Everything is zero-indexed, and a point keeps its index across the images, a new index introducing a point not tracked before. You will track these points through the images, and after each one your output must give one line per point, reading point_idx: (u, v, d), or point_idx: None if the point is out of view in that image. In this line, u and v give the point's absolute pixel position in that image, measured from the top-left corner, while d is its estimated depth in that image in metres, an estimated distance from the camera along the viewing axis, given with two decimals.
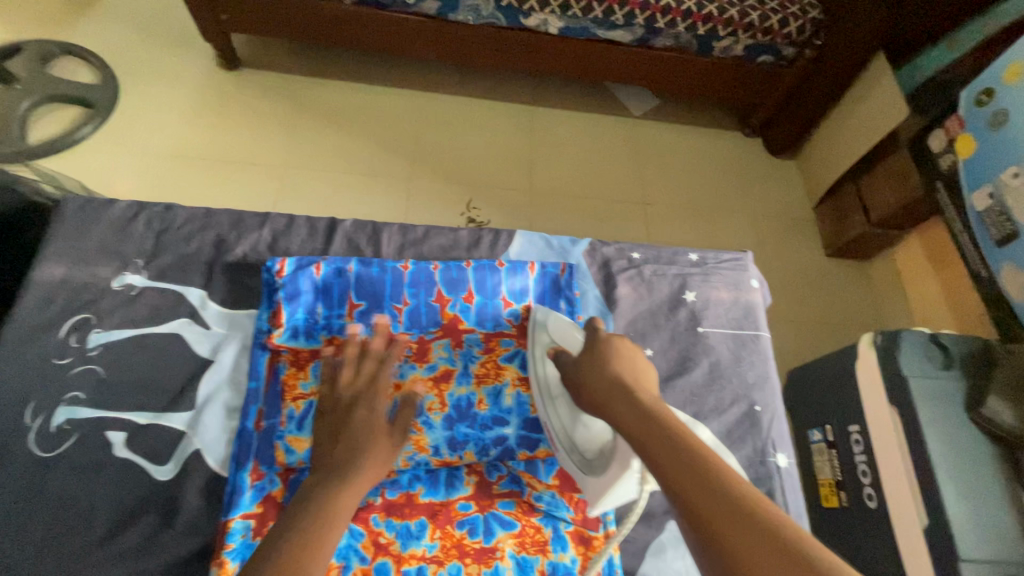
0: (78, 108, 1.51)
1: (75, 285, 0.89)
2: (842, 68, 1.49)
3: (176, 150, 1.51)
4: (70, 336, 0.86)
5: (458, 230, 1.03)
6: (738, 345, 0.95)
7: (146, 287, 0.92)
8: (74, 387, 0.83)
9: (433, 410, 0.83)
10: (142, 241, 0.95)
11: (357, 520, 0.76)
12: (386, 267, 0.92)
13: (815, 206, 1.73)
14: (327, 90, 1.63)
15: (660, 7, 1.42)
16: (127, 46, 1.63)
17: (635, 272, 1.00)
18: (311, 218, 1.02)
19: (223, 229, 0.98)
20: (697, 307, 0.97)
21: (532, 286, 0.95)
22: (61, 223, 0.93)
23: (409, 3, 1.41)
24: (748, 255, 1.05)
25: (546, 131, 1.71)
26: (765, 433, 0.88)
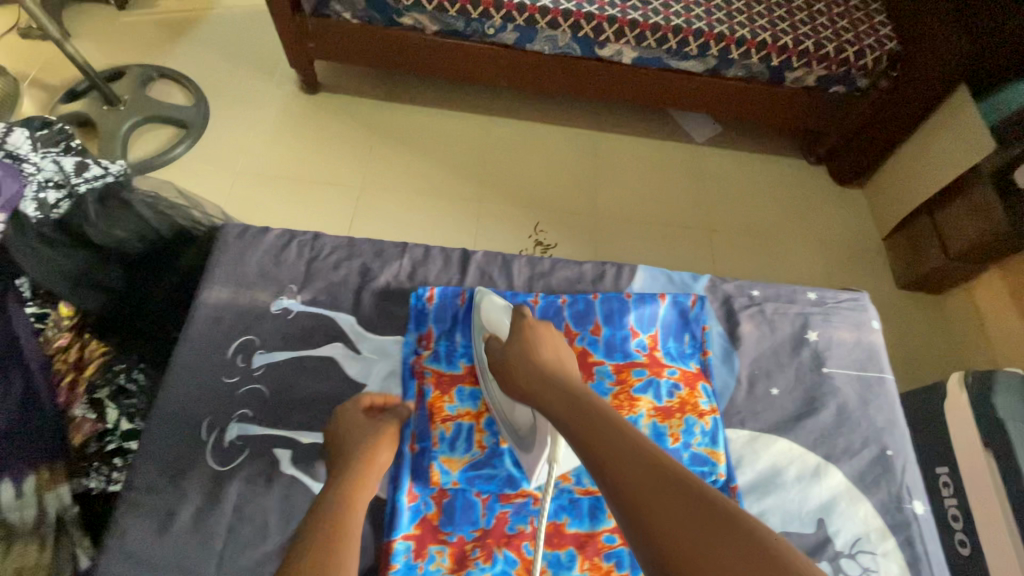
0: (173, 129, 1.62)
1: (241, 308, 0.95)
2: (919, 100, 1.46)
3: (260, 169, 1.59)
4: (238, 356, 0.92)
5: (582, 264, 1.04)
6: (865, 387, 0.94)
7: (302, 312, 0.97)
8: (243, 405, 0.88)
9: None
10: (295, 268, 1.00)
11: (510, 547, 0.83)
12: (517, 303, 0.96)
13: (885, 236, 1.70)
14: (402, 115, 1.70)
15: (735, 39, 1.44)
16: (217, 71, 1.74)
17: (757, 309, 0.99)
18: (446, 249, 1.06)
19: (368, 258, 1.03)
20: (820, 347, 0.97)
21: (662, 314, 0.95)
22: (225, 249, 0.99)
23: (488, 34, 1.47)
24: (866, 294, 1.05)
25: (610, 156, 1.73)
26: (899, 478, 0.88)
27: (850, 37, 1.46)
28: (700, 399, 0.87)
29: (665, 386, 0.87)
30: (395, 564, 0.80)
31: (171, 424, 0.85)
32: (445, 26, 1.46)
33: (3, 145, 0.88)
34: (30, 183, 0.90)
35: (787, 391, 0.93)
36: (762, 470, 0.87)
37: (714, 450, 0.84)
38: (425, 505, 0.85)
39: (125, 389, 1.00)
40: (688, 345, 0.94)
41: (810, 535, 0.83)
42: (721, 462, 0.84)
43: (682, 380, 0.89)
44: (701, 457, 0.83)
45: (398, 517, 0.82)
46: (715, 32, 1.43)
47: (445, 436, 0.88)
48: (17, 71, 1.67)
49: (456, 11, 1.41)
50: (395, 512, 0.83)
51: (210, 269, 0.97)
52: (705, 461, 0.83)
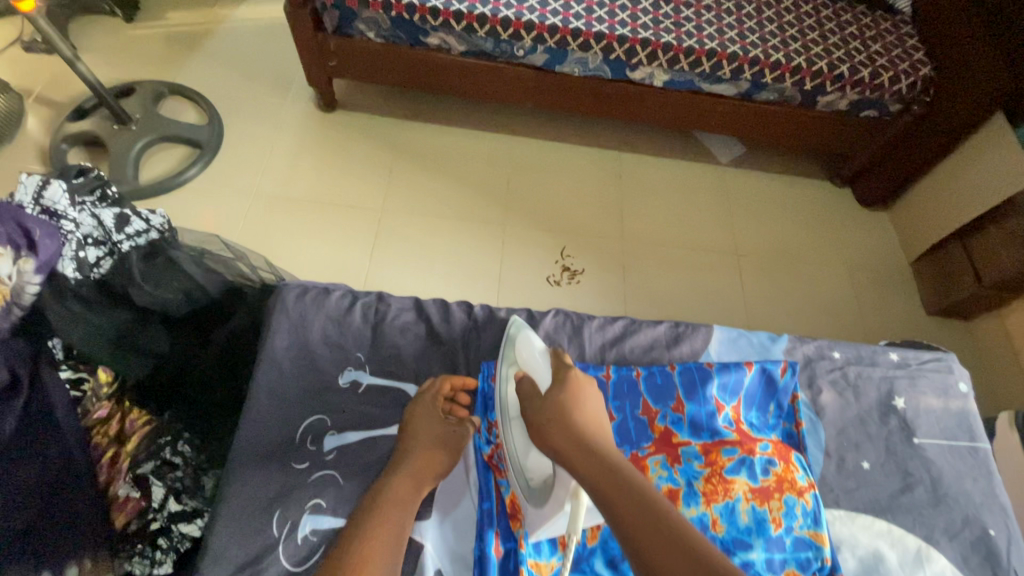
0: (186, 149, 1.56)
1: (303, 378, 0.91)
2: (953, 127, 1.44)
3: (277, 193, 1.54)
4: (308, 439, 0.87)
5: (656, 326, 1.01)
6: (958, 459, 0.92)
7: (371, 383, 0.93)
8: (315, 494, 0.83)
9: None
10: (359, 334, 0.96)
11: None
12: (589, 377, 0.92)
13: (913, 261, 1.68)
14: (423, 135, 1.66)
15: (770, 63, 1.41)
16: (230, 87, 1.69)
17: (840, 374, 0.97)
18: (512, 312, 1.01)
19: (432, 320, 0.99)
20: (908, 414, 0.94)
21: (747, 383, 0.91)
22: (284, 313, 0.94)
23: (517, 55, 1.43)
24: (948, 354, 1.02)
25: (635, 177, 1.70)
26: (1004, 561, 0.85)
27: (884, 62, 1.44)
28: (796, 474, 0.80)
29: (759, 463, 0.79)
30: None
31: (236, 503, 0.81)
32: (473, 46, 1.42)
33: (41, 202, 0.90)
34: (70, 241, 0.92)
35: (878, 464, 0.90)
36: (864, 555, 0.83)
37: (816, 531, 0.78)
38: None
39: (170, 462, 0.94)
40: (773, 415, 0.91)
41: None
42: (825, 545, 0.78)
43: (776, 455, 0.81)
44: (805, 542, 0.77)
45: None
46: (749, 56, 1.40)
47: (528, 537, 0.82)
48: (20, 87, 1.60)
49: (485, 32, 1.37)
50: None
51: (268, 335, 0.92)
52: (808, 545, 0.77)
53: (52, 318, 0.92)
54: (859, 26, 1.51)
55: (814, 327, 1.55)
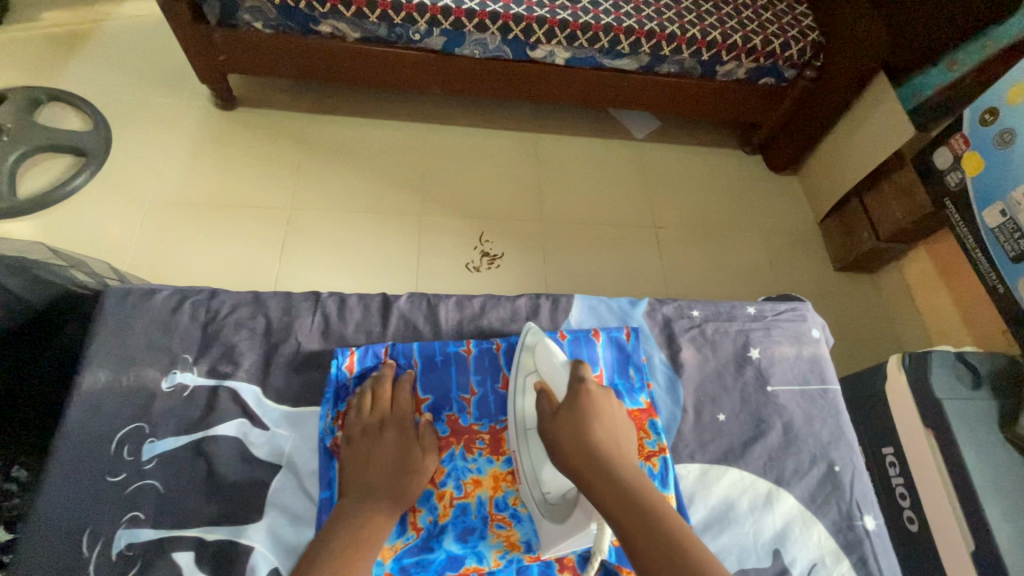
0: (69, 157, 1.46)
1: (126, 391, 0.83)
2: (843, 88, 1.50)
3: (176, 198, 1.46)
4: (123, 449, 0.80)
5: (516, 299, 0.99)
6: (808, 402, 0.96)
7: (198, 385, 0.86)
8: (133, 506, 0.77)
9: (519, 503, 0.84)
10: (188, 335, 0.89)
11: None
12: (449, 353, 0.92)
13: (820, 220, 1.75)
14: (330, 128, 1.61)
15: (665, 36, 1.43)
16: (116, 89, 1.58)
17: (698, 331, 0.99)
18: (364, 296, 0.96)
19: (273, 315, 0.92)
20: (763, 364, 0.98)
21: (600, 354, 0.93)
22: (103, 320, 0.86)
23: (414, 39, 1.40)
24: (804, 300, 1.05)
25: (552, 157, 1.70)
26: (848, 494, 0.89)
27: (774, 30, 1.48)
28: (648, 440, 0.84)
29: None
30: None
31: (43, 531, 0.74)
32: (367, 33, 1.38)
33: None
34: None
35: (733, 416, 0.93)
36: (715, 504, 0.86)
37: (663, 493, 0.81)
38: None
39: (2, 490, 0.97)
40: (635, 379, 0.92)
41: (766, 568, 0.82)
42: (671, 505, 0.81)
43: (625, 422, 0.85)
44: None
45: None
46: (645, 29, 1.41)
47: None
48: None
49: (377, 16, 1.33)
50: None
51: (89, 349, 0.85)
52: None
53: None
54: None
55: (731, 292, 1.60)
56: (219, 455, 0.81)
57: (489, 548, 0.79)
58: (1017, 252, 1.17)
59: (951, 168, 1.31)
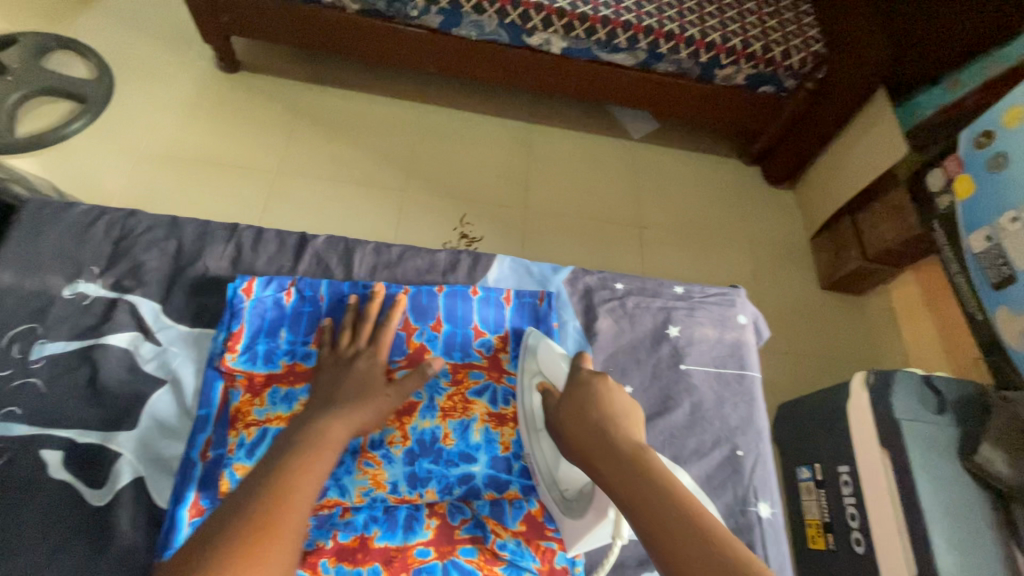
0: (70, 103, 1.49)
1: (25, 293, 0.83)
2: (842, 102, 1.47)
3: (166, 152, 1.49)
4: (13, 346, 0.80)
5: (435, 252, 0.97)
6: (722, 385, 0.88)
7: (100, 296, 0.86)
8: (11, 402, 0.77)
9: (393, 444, 0.77)
10: (99, 248, 0.89)
11: (304, 566, 0.69)
12: (354, 291, 0.88)
13: (812, 237, 1.72)
14: (327, 99, 1.63)
15: (663, 33, 1.42)
16: (124, 43, 1.62)
17: (618, 303, 0.93)
18: (282, 232, 0.96)
19: (187, 240, 0.92)
20: (681, 343, 0.91)
21: (509, 317, 0.89)
22: (15, 227, 0.87)
23: (412, 15, 1.41)
24: (739, 287, 0.98)
25: (544, 148, 1.69)
26: (747, 479, 0.82)
27: (777, 37, 1.46)
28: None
29: (502, 391, 0.82)
30: None
31: None
32: (366, 5, 1.39)
33: None
34: None
35: (640, 390, 0.87)
36: None
37: None
38: None
39: None
40: None
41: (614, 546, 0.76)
42: None
43: None
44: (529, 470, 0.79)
45: (174, 534, 0.69)
46: (644, 25, 1.41)
47: (243, 440, 0.74)
48: None
49: None
50: (171, 528, 0.70)
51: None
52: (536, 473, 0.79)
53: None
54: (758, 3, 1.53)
55: None
56: (105, 364, 0.81)
57: (353, 483, 0.74)
58: (999, 279, 1.13)
59: (942, 191, 1.27)
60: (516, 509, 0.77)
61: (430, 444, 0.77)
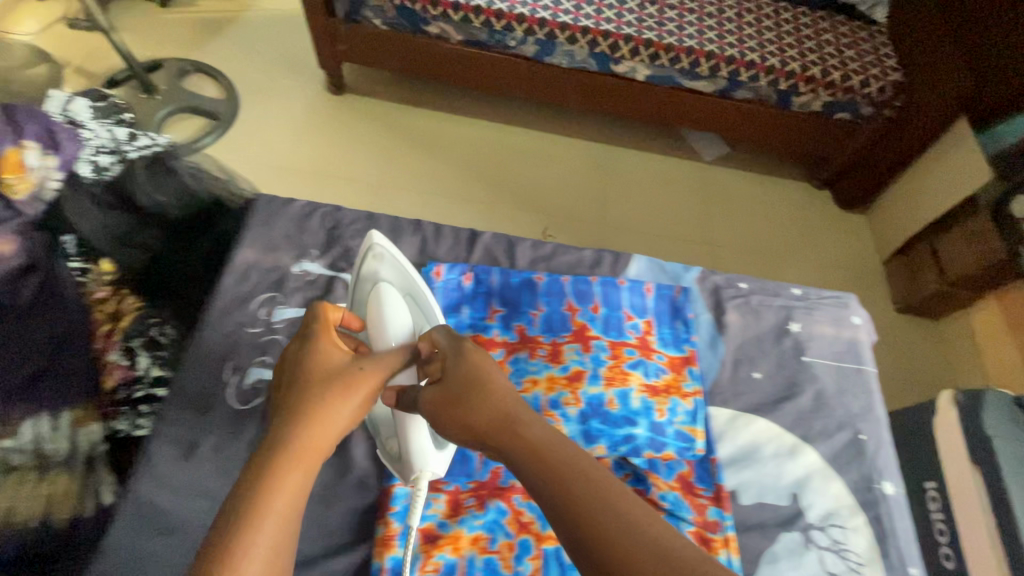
0: (204, 119, 1.70)
1: (265, 267, 0.93)
2: (924, 129, 1.52)
3: (283, 163, 1.67)
4: (262, 308, 0.89)
5: (582, 249, 1.01)
6: (843, 377, 0.91)
7: (322, 274, 0.94)
8: (265, 351, 0.86)
9: (568, 404, 0.81)
10: (316, 235, 0.97)
11: (500, 498, 0.79)
12: (523, 278, 0.93)
13: (884, 260, 1.74)
14: (422, 119, 1.79)
15: (745, 62, 1.51)
16: (248, 68, 1.83)
17: (744, 300, 0.97)
18: (456, 229, 1.01)
19: (382, 233, 0.98)
20: (802, 338, 0.94)
21: (651, 306, 0.93)
22: (253, 214, 0.96)
23: (510, 45, 1.55)
24: (849, 293, 1.02)
25: (620, 168, 1.79)
26: (872, 461, 0.85)
27: (855, 67, 1.53)
28: (683, 381, 0.86)
29: (653, 366, 0.86)
30: (395, 507, 0.77)
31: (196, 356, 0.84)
32: (469, 36, 1.54)
33: (70, 117, 1.13)
34: (86, 148, 1.07)
35: (769, 375, 0.90)
36: (742, 445, 0.84)
37: (693, 428, 0.82)
38: None
39: (155, 341, 0.91)
40: (683, 331, 0.91)
41: (785, 507, 0.80)
42: (700, 438, 0.82)
43: (668, 364, 0.87)
44: (682, 435, 0.82)
45: None
46: (726, 55, 1.50)
47: None
48: (62, 59, 1.77)
49: (480, 22, 1.50)
50: None
51: (242, 234, 0.95)
52: (685, 437, 0.82)
53: (66, 209, 0.99)
54: (836, 34, 1.60)
55: None
56: None
57: None
58: None
59: None
60: (669, 467, 0.79)
61: (597, 408, 0.82)
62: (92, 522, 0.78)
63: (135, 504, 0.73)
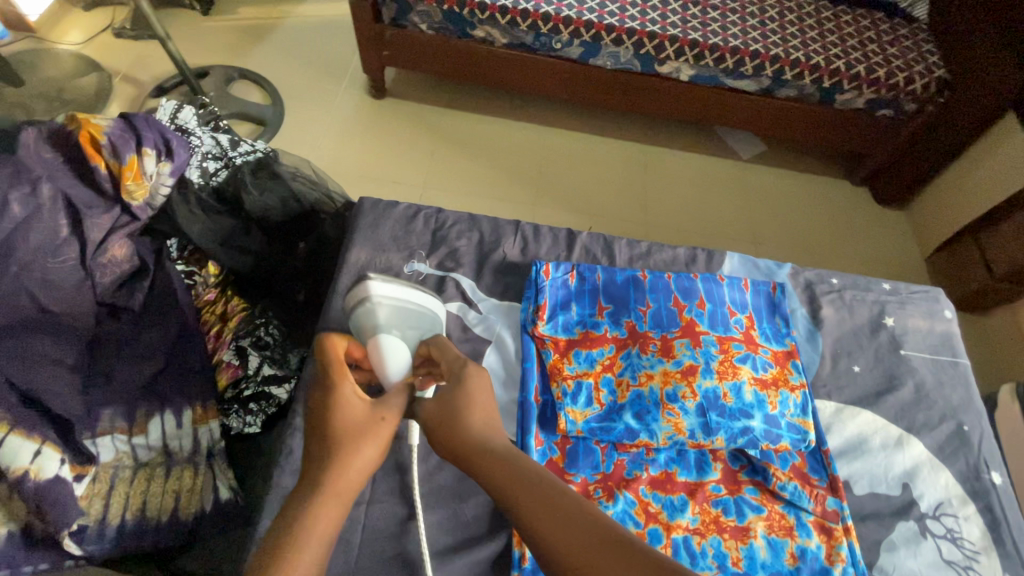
0: (252, 125, 1.73)
1: (378, 267, 0.94)
2: (970, 125, 1.52)
3: (329, 167, 1.70)
4: None
5: (676, 247, 1.04)
6: (939, 369, 0.95)
7: (431, 274, 0.95)
8: None
9: (686, 397, 0.82)
10: (422, 237, 0.98)
11: (628, 489, 0.78)
12: (626, 275, 0.95)
13: (927, 257, 1.74)
14: (463, 122, 1.81)
15: (789, 61, 1.52)
16: (291, 74, 1.86)
17: (837, 295, 1.00)
18: (553, 227, 1.04)
19: (485, 233, 1.01)
20: (897, 332, 0.97)
21: (750, 301, 0.95)
22: (361, 216, 0.98)
23: (555, 48, 1.57)
24: (937, 286, 1.05)
25: (660, 168, 1.81)
26: (976, 451, 0.88)
27: (900, 64, 1.54)
28: (790, 374, 0.88)
29: (760, 360, 0.87)
30: None
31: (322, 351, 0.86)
32: (515, 39, 1.57)
33: (176, 121, 1.07)
34: (196, 154, 1.05)
35: (868, 368, 0.94)
36: (850, 437, 0.87)
37: (804, 419, 0.84)
38: (552, 450, 0.81)
39: (262, 340, 1.01)
40: (783, 326, 0.94)
41: (897, 497, 0.83)
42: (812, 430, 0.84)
43: (773, 359, 0.89)
44: (795, 426, 0.83)
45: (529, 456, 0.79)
46: (771, 54, 1.51)
47: (568, 390, 0.84)
48: (110, 66, 1.81)
49: (527, 26, 1.52)
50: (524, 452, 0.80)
51: (352, 237, 0.96)
52: (797, 429, 0.83)
53: (178, 213, 0.99)
54: (878, 32, 1.61)
55: None
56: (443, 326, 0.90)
57: (660, 428, 0.81)
58: None
59: None
60: (782, 458, 0.83)
61: (714, 402, 0.82)
62: (212, 516, 0.87)
63: (276, 496, 0.76)
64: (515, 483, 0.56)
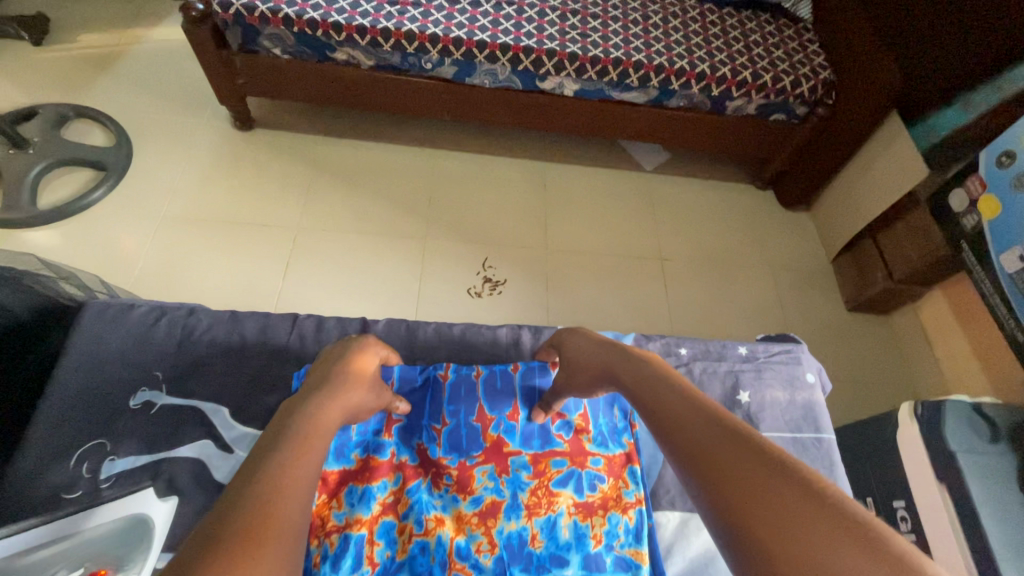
0: (91, 171, 1.51)
1: (92, 400, 0.90)
2: (857, 126, 1.47)
3: (185, 214, 1.49)
4: (82, 465, 0.84)
5: (497, 329, 1.09)
6: (801, 449, 0.93)
7: (164, 403, 0.92)
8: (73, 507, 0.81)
9: (481, 553, 0.79)
10: (163, 347, 0.97)
11: None
12: (427, 379, 0.97)
13: (833, 259, 1.71)
14: (343, 151, 1.65)
15: (674, 70, 1.44)
16: (141, 109, 1.64)
17: (686, 369, 1.00)
18: (342, 321, 1.05)
19: (247, 334, 1.01)
20: (753, 408, 0.97)
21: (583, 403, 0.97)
22: (78, 335, 0.94)
23: (425, 67, 1.43)
24: (798, 345, 1.06)
25: (560, 187, 1.70)
26: None
27: (786, 68, 1.49)
28: (626, 490, 0.87)
29: (586, 479, 0.86)
30: None
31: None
32: (381, 61, 1.42)
33: None
34: None
35: None
36: (694, 557, 0.87)
37: (637, 550, 0.82)
38: None
39: None
40: (619, 419, 0.97)
41: None
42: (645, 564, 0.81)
43: (606, 471, 0.88)
44: (623, 562, 0.81)
45: None
46: (654, 64, 1.43)
47: (326, 553, 0.77)
48: None
49: (391, 45, 1.37)
50: None
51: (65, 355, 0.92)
52: (628, 565, 0.80)
53: None
54: (762, 34, 1.56)
55: (739, 330, 1.56)
56: (176, 475, 0.86)
57: None
58: None
59: (967, 211, 1.26)
60: None
61: (519, 547, 0.80)
62: None
63: None
64: (631, 365, 0.75)
